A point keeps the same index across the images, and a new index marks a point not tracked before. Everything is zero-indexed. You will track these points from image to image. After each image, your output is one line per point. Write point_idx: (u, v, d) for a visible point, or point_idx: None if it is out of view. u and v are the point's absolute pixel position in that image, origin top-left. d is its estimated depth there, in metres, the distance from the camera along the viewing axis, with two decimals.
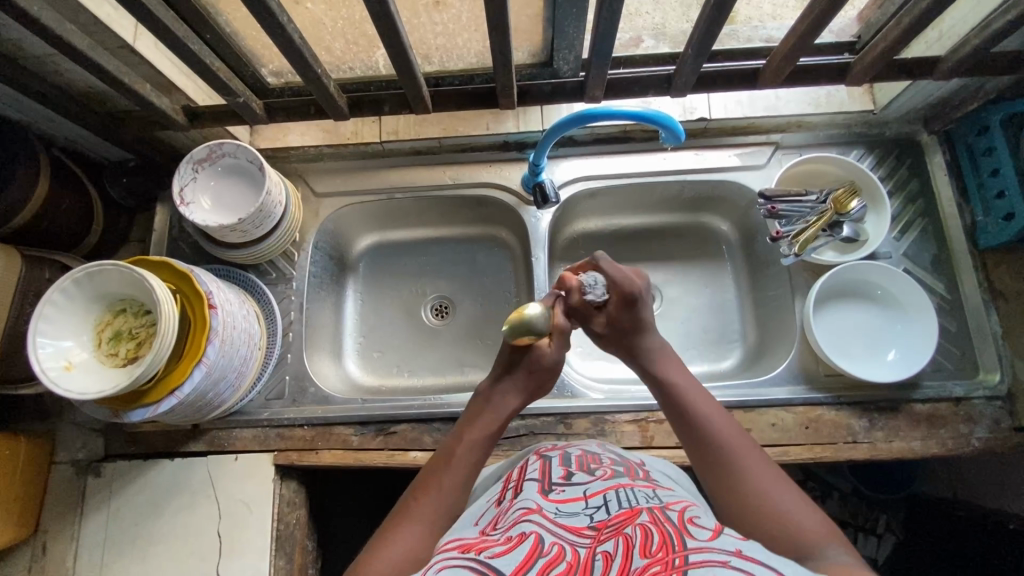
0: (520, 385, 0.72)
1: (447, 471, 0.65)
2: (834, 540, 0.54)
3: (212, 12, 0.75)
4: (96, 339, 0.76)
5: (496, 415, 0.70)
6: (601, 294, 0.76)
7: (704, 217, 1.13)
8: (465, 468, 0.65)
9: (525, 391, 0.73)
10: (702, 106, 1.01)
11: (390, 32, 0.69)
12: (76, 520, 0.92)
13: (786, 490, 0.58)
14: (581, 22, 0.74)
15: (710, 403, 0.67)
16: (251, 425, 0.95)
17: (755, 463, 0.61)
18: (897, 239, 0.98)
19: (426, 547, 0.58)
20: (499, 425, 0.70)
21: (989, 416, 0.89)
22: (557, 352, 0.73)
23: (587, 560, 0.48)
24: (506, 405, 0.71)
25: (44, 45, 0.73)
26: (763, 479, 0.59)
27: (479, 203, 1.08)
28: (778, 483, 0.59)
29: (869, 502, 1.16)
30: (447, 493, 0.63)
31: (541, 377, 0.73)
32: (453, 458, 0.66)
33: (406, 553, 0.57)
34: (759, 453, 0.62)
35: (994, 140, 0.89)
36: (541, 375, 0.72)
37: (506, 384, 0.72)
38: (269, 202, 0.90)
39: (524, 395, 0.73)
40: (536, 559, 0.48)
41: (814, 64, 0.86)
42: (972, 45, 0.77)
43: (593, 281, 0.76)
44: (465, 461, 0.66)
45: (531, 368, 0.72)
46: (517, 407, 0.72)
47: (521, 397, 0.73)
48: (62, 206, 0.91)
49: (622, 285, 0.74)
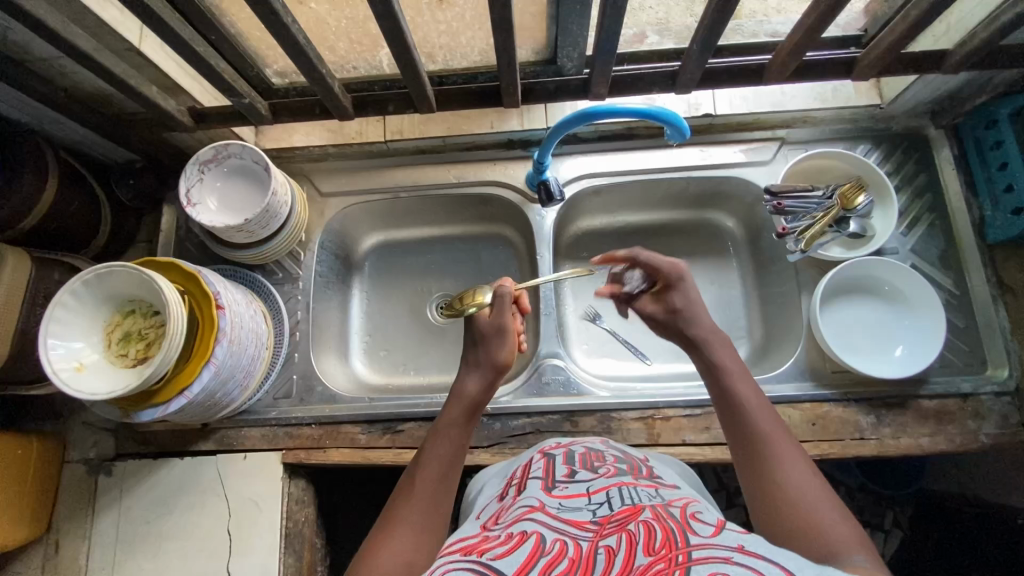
0: (475, 365, 0.75)
1: (422, 473, 0.66)
2: (864, 547, 0.52)
3: (217, 13, 0.76)
4: (105, 340, 0.77)
5: (460, 401, 0.72)
6: (638, 285, 0.83)
7: (710, 214, 1.12)
8: (436, 461, 0.67)
9: (486, 371, 0.74)
10: (707, 102, 1.01)
11: (394, 31, 0.69)
12: (88, 518, 0.93)
13: (820, 493, 0.57)
14: (585, 19, 0.73)
15: (758, 396, 0.66)
16: (259, 424, 0.96)
17: (795, 463, 0.60)
18: (904, 235, 0.97)
19: (418, 549, 0.59)
20: (467, 411, 0.72)
21: (998, 411, 0.89)
22: (500, 317, 0.77)
23: (590, 553, 0.48)
24: (468, 388, 0.73)
25: (49, 48, 0.74)
26: (799, 478, 0.58)
27: (483, 201, 1.09)
28: (814, 485, 0.58)
29: (876, 497, 1.16)
30: (428, 492, 0.64)
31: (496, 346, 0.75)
32: (425, 456, 0.68)
33: (398, 557, 0.57)
34: (802, 451, 0.61)
35: (1003, 135, 0.90)
36: (494, 343, 0.76)
37: (465, 370, 0.75)
38: (276, 203, 0.90)
39: (486, 372, 0.74)
40: (538, 560, 0.48)
41: (820, 59, 0.85)
42: (980, 38, 0.77)
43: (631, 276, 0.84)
44: (437, 459, 0.67)
45: (481, 340, 0.76)
46: (480, 389, 0.73)
47: (482, 380, 0.74)
48: (70, 209, 0.91)
49: (663, 270, 0.78)
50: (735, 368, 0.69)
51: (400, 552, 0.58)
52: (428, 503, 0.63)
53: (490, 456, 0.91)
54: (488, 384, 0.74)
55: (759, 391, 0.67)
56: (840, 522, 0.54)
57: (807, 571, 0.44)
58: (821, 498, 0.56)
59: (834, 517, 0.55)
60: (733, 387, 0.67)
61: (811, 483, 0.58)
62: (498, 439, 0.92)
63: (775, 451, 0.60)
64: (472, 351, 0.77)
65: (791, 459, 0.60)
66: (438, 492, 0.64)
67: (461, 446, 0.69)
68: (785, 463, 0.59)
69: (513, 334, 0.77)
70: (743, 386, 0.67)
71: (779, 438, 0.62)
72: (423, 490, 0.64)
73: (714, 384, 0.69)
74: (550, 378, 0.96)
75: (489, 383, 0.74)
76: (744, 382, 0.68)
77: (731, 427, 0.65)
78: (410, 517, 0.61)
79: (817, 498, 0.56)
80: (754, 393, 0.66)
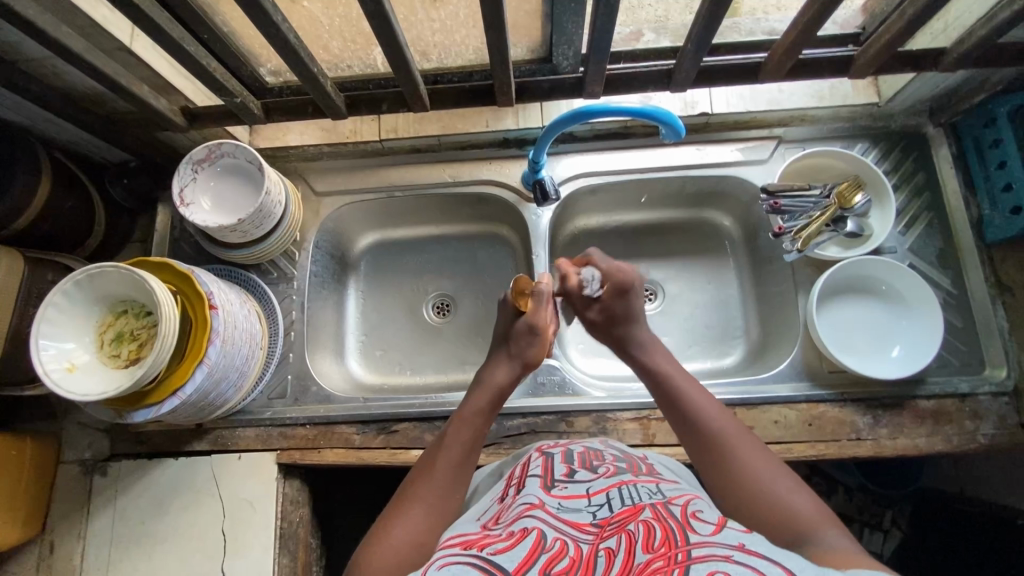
0: (507, 357, 0.76)
1: (437, 462, 0.65)
2: (839, 529, 0.52)
3: (208, 11, 0.75)
4: (99, 340, 0.77)
5: (487, 389, 0.73)
6: (596, 288, 0.80)
7: (707, 213, 1.12)
8: (457, 449, 0.66)
9: (516, 362, 0.75)
10: (704, 100, 0.99)
11: (386, 30, 0.69)
12: (83, 519, 0.93)
13: (783, 479, 0.57)
14: (580, 18, 0.73)
15: (709, 399, 0.67)
16: (254, 424, 0.96)
17: (756, 459, 0.60)
18: (902, 234, 0.97)
19: (426, 533, 0.58)
20: (491, 400, 0.72)
21: (996, 412, 0.88)
22: (538, 316, 0.77)
23: (590, 555, 0.48)
24: (500, 379, 0.74)
25: (39, 48, 0.73)
26: (760, 468, 0.59)
27: (478, 200, 1.08)
28: (780, 475, 0.58)
29: (874, 497, 1.17)
30: (442, 476, 0.64)
31: (526, 344, 0.76)
32: (445, 442, 0.67)
33: (408, 540, 0.57)
34: (759, 443, 0.62)
35: (1002, 132, 0.88)
36: (525, 343, 0.76)
37: (496, 361, 0.76)
38: (269, 202, 0.90)
39: (516, 368, 0.75)
40: (539, 556, 0.48)
41: (816, 57, 0.85)
42: (978, 36, 0.76)
43: (590, 275, 0.81)
44: (456, 441, 0.67)
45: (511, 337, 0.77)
46: (507, 382, 0.74)
47: (511, 372, 0.74)
48: (64, 209, 0.91)
49: (615, 276, 0.79)
50: (676, 372, 0.71)
51: (413, 535, 0.58)
52: (443, 487, 0.63)
53: (485, 456, 0.91)
54: (517, 371, 0.75)
55: (707, 392, 0.68)
56: (809, 506, 0.55)
57: (807, 569, 0.43)
58: (791, 487, 0.57)
59: (799, 498, 0.55)
60: (681, 391, 0.68)
61: (776, 475, 0.58)
62: (493, 440, 0.92)
63: (733, 447, 0.61)
64: (505, 343, 0.77)
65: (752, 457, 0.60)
66: (453, 477, 0.65)
67: (480, 435, 0.69)
68: (745, 459, 0.60)
69: (546, 335, 0.77)
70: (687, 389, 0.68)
71: (737, 437, 0.62)
72: (441, 472, 0.64)
73: (662, 395, 0.70)
74: (546, 378, 0.96)
75: (517, 376, 0.75)
76: (692, 385, 0.69)
77: (686, 434, 0.65)
78: (423, 502, 0.61)
79: (781, 486, 0.57)
80: (702, 395, 0.67)
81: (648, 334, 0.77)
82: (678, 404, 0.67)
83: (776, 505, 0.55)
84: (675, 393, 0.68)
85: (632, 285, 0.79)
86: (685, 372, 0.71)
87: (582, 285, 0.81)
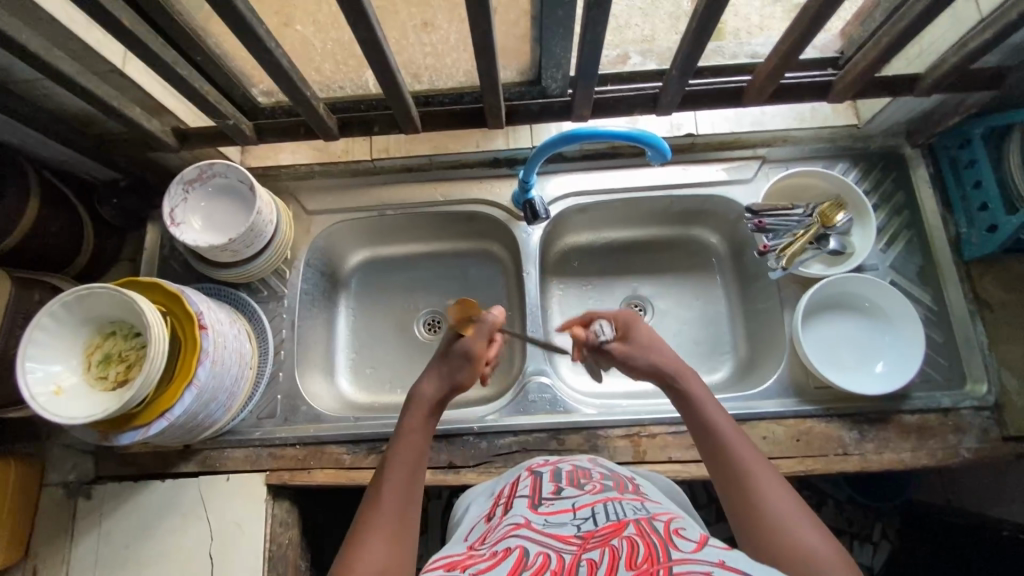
0: (438, 374, 0.77)
1: (386, 487, 0.66)
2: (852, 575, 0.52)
3: (201, 34, 0.76)
4: (85, 363, 0.76)
5: (420, 406, 0.74)
6: (609, 332, 0.81)
7: (694, 230, 1.14)
8: (403, 470, 0.67)
9: (447, 380, 0.76)
10: (688, 122, 1.03)
11: (377, 55, 0.70)
12: (66, 544, 0.91)
13: (800, 516, 0.58)
14: (568, 42, 0.75)
15: (734, 429, 0.68)
16: (242, 445, 0.95)
17: (777, 493, 0.60)
18: (883, 251, 0.99)
19: (388, 558, 0.58)
20: (427, 416, 0.73)
21: (978, 426, 0.90)
22: (473, 342, 0.78)
23: (572, 565, 0.49)
24: (426, 395, 0.75)
25: (31, 71, 0.74)
26: (778, 502, 0.59)
27: (469, 218, 1.09)
28: (797, 511, 0.58)
29: (865, 510, 1.19)
30: (393, 500, 0.64)
31: (458, 368, 0.77)
32: (388, 467, 0.68)
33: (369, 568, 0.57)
34: (779, 478, 0.62)
35: (975, 153, 0.92)
36: (458, 366, 0.77)
37: (427, 376, 0.77)
38: (261, 222, 0.90)
39: (448, 383, 0.76)
40: (521, 572, 0.48)
41: (798, 82, 0.87)
42: (951, 63, 0.79)
43: (600, 326, 0.82)
44: (399, 462, 0.68)
45: (445, 357, 0.78)
46: (439, 396, 0.75)
47: (441, 387, 0.76)
48: (52, 229, 0.91)
49: (618, 317, 0.82)
50: (703, 396, 0.72)
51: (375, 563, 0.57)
52: (396, 511, 0.63)
53: (476, 475, 0.91)
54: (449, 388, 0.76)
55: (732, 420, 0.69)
56: (823, 546, 0.55)
57: None
58: (808, 525, 0.57)
59: (817, 537, 0.55)
60: (708, 416, 0.69)
61: (795, 511, 0.58)
62: (485, 459, 0.92)
63: (754, 477, 0.62)
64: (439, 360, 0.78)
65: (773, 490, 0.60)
66: (404, 497, 0.65)
67: (423, 453, 0.70)
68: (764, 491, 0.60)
69: (478, 361, 0.78)
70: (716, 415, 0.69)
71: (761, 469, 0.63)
72: (391, 496, 0.65)
73: (690, 418, 0.71)
74: (536, 396, 0.96)
75: (449, 391, 0.76)
76: (718, 414, 0.70)
77: (711, 457, 0.66)
78: (380, 531, 0.61)
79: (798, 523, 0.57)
80: (730, 424, 0.68)
81: (641, 361, 0.76)
82: (705, 431, 0.68)
83: (792, 540, 0.55)
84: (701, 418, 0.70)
85: (636, 320, 0.81)
86: (711, 398, 0.72)
87: (597, 335, 0.81)
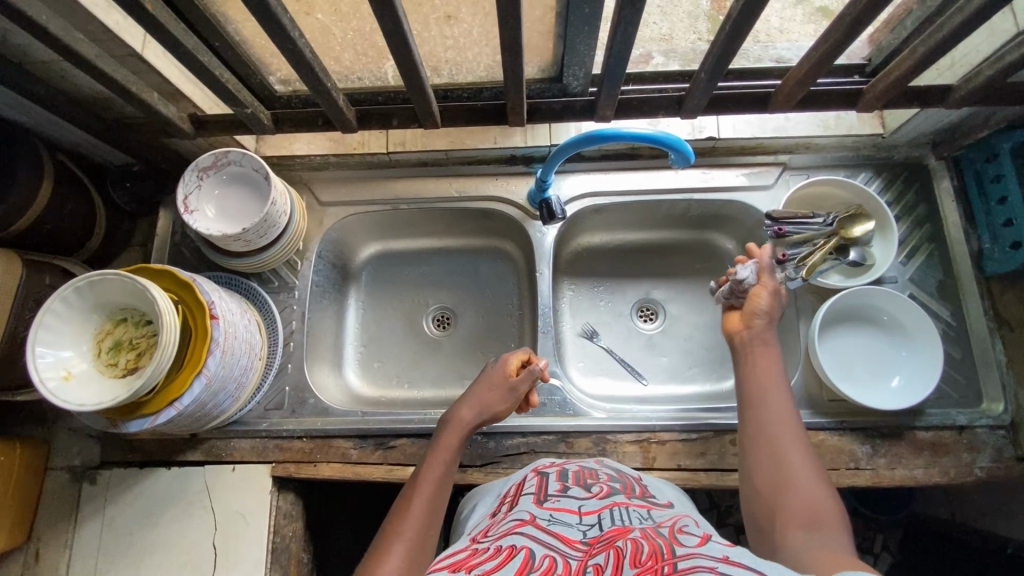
0: (477, 400, 0.79)
1: (415, 497, 0.67)
2: (844, 531, 0.57)
3: (220, 19, 0.75)
4: (96, 348, 0.75)
5: (456, 427, 0.76)
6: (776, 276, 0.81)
7: (710, 235, 1.12)
8: (434, 487, 0.69)
9: (485, 409, 0.79)
10: (711, 126, 1.01)
11: (402, 48, 0.69)
12: (70, 528, 0.91)
13: (810, 473, 0.62)
14: (593, 40, 0.73)
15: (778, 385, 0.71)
16: (249, 435, 0.94)
17: (799, 452, 0.64)
18: (903, 264, 0.98)
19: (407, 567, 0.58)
20: (460, 439, 0.75)
21: (992, 445, 0.89)
22: (526, 380, 0.81)
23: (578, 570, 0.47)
24: (462, 419, 0.77)
25: (49, 52, 0.73)
26: (794, 457, 0.64)
27: (483, 215, 1.08)
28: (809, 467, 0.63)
29: (865, 522, 1.17)
30: (421, 510, 0.65)
31: (497, 399, 0.80)
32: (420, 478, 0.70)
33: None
34: (804, 436, 0.66)
35: (1003, 168, 0.89)
36: (499, 398, 0.80)
37: (468, 400, 0.79)
38: (274, 213, 0.89)
39: (485, 414, 0.79)
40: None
41: (826, 89, 0.86)
42: (985, 75, 0.77)
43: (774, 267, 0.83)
44: (431, 477, 0.70)
45: (491, 385, 0.80)
46: (476, 426, 0.78)
47: (480, 417, 0.78)
48: (64, 212, 0.90)
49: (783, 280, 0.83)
50: (764, 355, 0.74)
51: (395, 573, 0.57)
52: (422, 521, 0.64)
53: (483, 475, 0.90)
54: (486, 417, 0.79)
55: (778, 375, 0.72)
56: (824, 501, 0.60)
57: None
58: (815, 482, 0.62)
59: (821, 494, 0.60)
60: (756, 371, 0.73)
61: (808, 467, 0.63)
62: (492, 459, 0.91)
63: (778, 431, 0.66)
64: (484, 386, 0.80)
65: (795, 446, 0.65)
66: (431, 512, 0.66)
67: (451, 472, 0.72)
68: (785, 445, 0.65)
69: (516, 400, 0.81)
70: (773, 372, 0.72)
71: (791, 424, 0.67)
72: (418, 507, 0.65)
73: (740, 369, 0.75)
74: (547, 398, 0.95)
75: (483, 420, 0.78)
76: (767, 369, 0.72)
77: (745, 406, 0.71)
78: (404, 539, 0.61)
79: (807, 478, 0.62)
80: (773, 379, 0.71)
81: (767, 303, 0.77)
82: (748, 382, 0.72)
83: (796, 491, 0.61)
84: (752, 369, 0.73)
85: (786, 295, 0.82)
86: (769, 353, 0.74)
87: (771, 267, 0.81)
